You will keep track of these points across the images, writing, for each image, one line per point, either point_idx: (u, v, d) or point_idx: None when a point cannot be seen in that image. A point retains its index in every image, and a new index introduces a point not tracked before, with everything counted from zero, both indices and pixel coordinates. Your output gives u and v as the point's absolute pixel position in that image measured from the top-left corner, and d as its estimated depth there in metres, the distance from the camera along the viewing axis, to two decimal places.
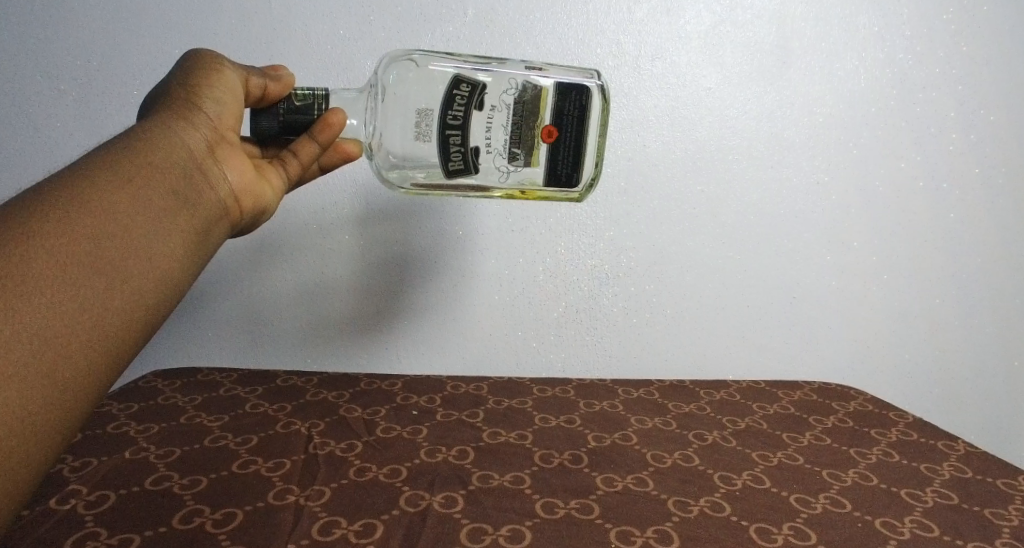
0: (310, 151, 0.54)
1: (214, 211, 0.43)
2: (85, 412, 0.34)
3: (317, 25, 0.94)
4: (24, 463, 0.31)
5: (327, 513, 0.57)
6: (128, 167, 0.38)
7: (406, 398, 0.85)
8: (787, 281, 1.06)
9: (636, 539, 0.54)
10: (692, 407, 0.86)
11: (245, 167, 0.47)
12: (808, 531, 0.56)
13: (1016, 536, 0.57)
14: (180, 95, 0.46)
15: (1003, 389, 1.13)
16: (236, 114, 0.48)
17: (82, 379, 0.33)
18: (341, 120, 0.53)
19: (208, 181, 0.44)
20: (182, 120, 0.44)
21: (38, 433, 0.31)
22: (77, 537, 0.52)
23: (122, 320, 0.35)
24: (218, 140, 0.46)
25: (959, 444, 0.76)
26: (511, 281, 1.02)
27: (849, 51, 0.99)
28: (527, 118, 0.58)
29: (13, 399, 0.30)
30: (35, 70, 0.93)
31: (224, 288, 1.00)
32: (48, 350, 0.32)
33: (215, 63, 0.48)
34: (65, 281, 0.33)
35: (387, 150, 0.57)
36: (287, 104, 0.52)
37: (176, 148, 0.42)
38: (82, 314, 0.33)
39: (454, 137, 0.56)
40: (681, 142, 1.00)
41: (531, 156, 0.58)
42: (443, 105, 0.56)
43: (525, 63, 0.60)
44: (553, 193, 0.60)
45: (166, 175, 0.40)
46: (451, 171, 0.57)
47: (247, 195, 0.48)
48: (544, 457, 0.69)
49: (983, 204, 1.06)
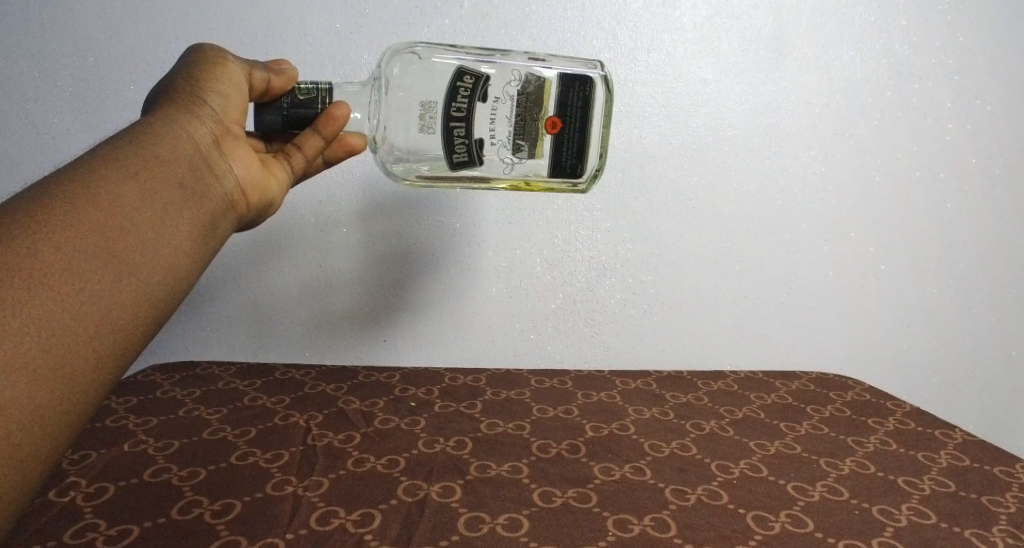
0: (314, 146, 0.54)
1: (221, 204, 0.42)
2: (91, 409, 0.32)
3: (311, 18, 0.94)
4: (34, 460, 0.30)
5: (325, 503, 0.57)
6: (133, 159, 0.37)
7: (404, 389, 0.85)
8: (784, 271, 1.06)
9: (634, 527, 0.55)
10: (689, 397, 0.87)
11: (252, 160, 0.46)
12: (805, 519, 0.57)
13: (1012, 523, 0.58)
14: (184, 88, 0.45)
15: (997, 377, 1.14)
16: (240, 108, 0.47)
17: (89, 374, 0.32)
18: (345, 114, 0.52)
19: (215, 174, 0.42)
20: (187, 112, 0.43)
21: (42, 430, 0.30)
22: (76, 529, 0.52)
23: (130, 313, 0.34)
24: (224, 133, 0.45)
25: (956, 432, 0.77)
26: (509, 273, 1.03)
27: (845, 41, 0.99)
28: (531, 110, 0.57)
29: (18, 394, 0.29)
30: (27, 63, 0.92)
31: (220, 282, 1.00)
32: (54, 344, 0.30)
33: (218, 57, 0.48)
34: (72, 274, 0.32)
35: (392, 144, 0.57)
36: (291, 99, 0.51)
37: (181, 141, 0.41)
38: (88, 310, 0.32)
39: (458, 130, 0.56)
40: (678, 134, 1.00)
41: (535, 148, 0.58)
42: (447, 97, 0.56)
43: (527, 53, 0.59)
44: (557, 184, 0.60)
45: (173, 166, 0.39)
46: (455, 163, 0.56)
47: (253, 189, 0.46)
48: (542, 447, 0.69)
49: (977, 193, 1.07)
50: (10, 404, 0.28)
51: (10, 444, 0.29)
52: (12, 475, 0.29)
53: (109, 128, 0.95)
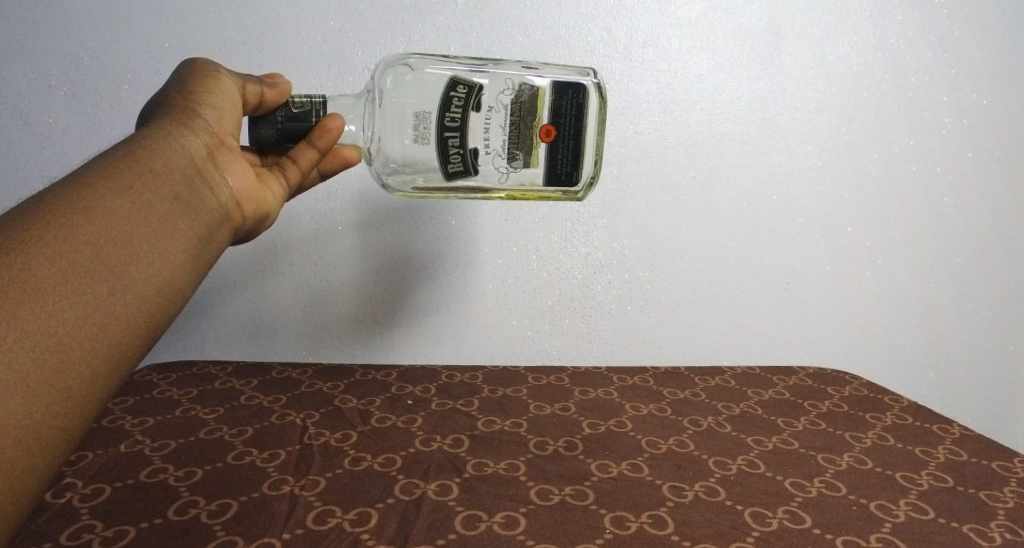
0: (309, 158, 0.53)
1: (216, 217, 0.41)
2: (87, 422, 0.32)
3: (306, 16, 0.93)
4: (28, 471, 0.29)
5: (321, 502, 0.57)
6: (128, 172, 0.37)
7: (401, 388, 0.85)
8: (782, 265, 1.06)
9: (631, 524, 0.54)
10: (687, 393, 0.87)
11: (247, 172, 0.45)
12: (803, 515, 0.57)
13: (1010, 517, 0.58)
14: (178, 102, 0.44)
15: (994, 370, 1.14)
16: (234, 121, 0.47)
17: (85, 387, 0.31)
18: (339, 126, 0.52)
19: (209, 186, 0.42)
20: (181, 126, 0.43)
21: (38, 445, 0.30)
22: (72, 531, 0.52)
23: (124, 327, 0.33)
24: (219, 145, 0.44)
25: (953, 428, 0.77)
26: (506, 270, 1.02)
27: (840, 35, 0.99)
28: (525, 118, 0.57)
29: (13, 409, 0.28)
30: (23, 63, 0.92)
31: (217, 282, 1.00)
32: (49, 358, 0.30)
33: (211, 71, 0.47)
34: (66, 288, 0.31)
35: (387, 155, 0.57)
36: (285, 112, 0.51)
37: (175, 154, 0.40)
38: (82, 323, 0.31)
39: (452, 139, 0.55)
40: (673, 129, 1.00)
41: (530, 157, 0.57)
42: (441, 107, 0.56)
43: (520, 63, 0.59)
44: (553, 194, 0.60)
45: (168, 180, 0.38)
46: (450, 173, 0.56)
47: (249, 201, 0.46)
48: (538, 444, 0.69)
49: (973, 187, 1.07)
50: (7, 419, 0.28)
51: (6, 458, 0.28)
52: (10, 489, 0.29)
53: (103, 129, 0.95)
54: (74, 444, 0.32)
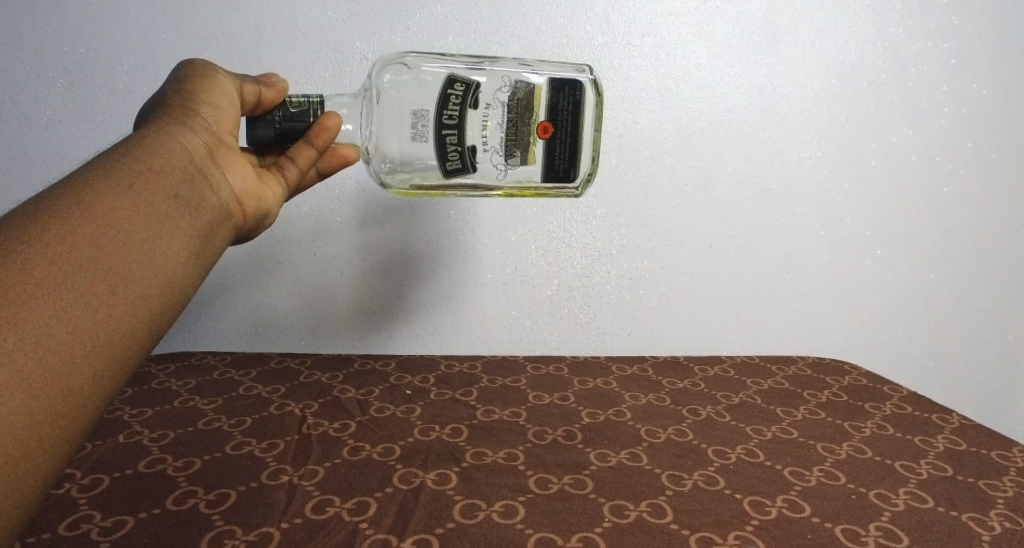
0: (307, 157, 0.52)
1: (218, 215, 0.41)
2: (89, 422, 0.32)
3: (304, 5, 0.93)
4: (32, 472, 0.29)
5: (320, 492, 0.57)
6: (126, 171, 0.36)
7: (400, 377, 0.85)
8: (780, 255, 1.06)
9: (630, 513, 0.54)
10: (686, 383, 0.87)
11: (247, 170, 0.45)
12: (802, 504, 0.57)
13: (1010, 506, 0.58)
14: (175, 101, 0.44)
15: (994, 360, 1.14)
16: (233, 120, 0.46)
17: (88, 388, 0.31)
18: (337, 124, 0.52)
19: (210, 184, 0.41)
20: (179, 125, 0.42)
21: (41, 447, 0.29)
22: (70, 521, 0.52)
23: (127, 326, 0.33)
24: (218, 144, 0.44)
25: (953, 417, 0.77)
26: (505, 260, 1.02)
27: (840, 25, 0.98)
28: (522, 116, 0.56)
29: (15, 409, 0.28)
30: (21, 54, 0.91)
31: (214, 275, 0.99)
32: (51, 358, 0.30)
33: (208, 71, 0.47)
34: (68, 288, 0.31)
35: (384, 153, 0.56)
36: (283, 112, 0.51)
37: (175, 152, 0.40)
38: (86, 324, 0.31)
39: (450, 137, 0.55)
40: (671, 119, 0.99)
41: (528, 154, 0.57)
42: (438, 105, 0.55)
43: (517, 60, 0.58)
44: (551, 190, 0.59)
45: (167, 178, 0.38)
46: (448, 170, 0.55)
47: (250, 199, 0.45)
48: (538, 434, 0.69)
49: (973, 176, 1.06)
50: (9, 420, 0.28)
51: (9, 459, 0.28)
52: (12, 490, 0.29)
53: (104, 122, 0.94)
54: (78, 445, 0.32)
